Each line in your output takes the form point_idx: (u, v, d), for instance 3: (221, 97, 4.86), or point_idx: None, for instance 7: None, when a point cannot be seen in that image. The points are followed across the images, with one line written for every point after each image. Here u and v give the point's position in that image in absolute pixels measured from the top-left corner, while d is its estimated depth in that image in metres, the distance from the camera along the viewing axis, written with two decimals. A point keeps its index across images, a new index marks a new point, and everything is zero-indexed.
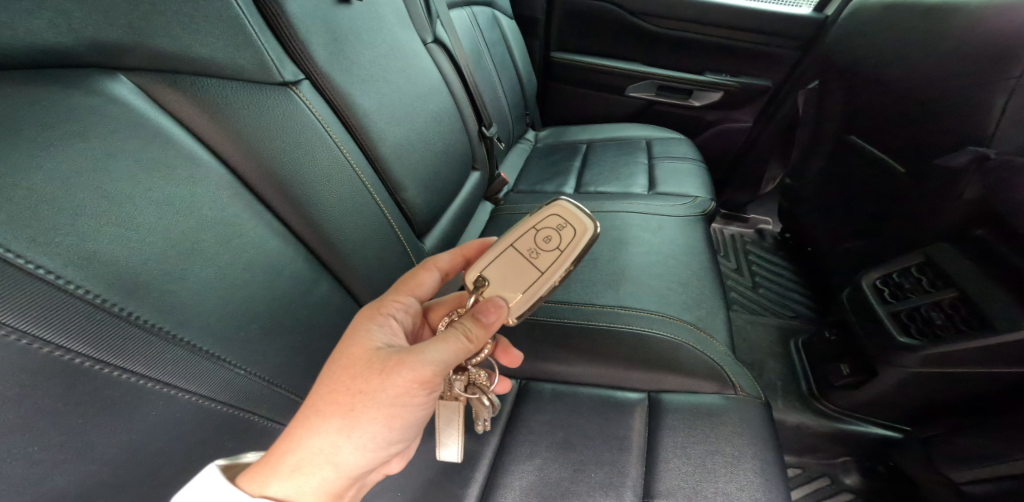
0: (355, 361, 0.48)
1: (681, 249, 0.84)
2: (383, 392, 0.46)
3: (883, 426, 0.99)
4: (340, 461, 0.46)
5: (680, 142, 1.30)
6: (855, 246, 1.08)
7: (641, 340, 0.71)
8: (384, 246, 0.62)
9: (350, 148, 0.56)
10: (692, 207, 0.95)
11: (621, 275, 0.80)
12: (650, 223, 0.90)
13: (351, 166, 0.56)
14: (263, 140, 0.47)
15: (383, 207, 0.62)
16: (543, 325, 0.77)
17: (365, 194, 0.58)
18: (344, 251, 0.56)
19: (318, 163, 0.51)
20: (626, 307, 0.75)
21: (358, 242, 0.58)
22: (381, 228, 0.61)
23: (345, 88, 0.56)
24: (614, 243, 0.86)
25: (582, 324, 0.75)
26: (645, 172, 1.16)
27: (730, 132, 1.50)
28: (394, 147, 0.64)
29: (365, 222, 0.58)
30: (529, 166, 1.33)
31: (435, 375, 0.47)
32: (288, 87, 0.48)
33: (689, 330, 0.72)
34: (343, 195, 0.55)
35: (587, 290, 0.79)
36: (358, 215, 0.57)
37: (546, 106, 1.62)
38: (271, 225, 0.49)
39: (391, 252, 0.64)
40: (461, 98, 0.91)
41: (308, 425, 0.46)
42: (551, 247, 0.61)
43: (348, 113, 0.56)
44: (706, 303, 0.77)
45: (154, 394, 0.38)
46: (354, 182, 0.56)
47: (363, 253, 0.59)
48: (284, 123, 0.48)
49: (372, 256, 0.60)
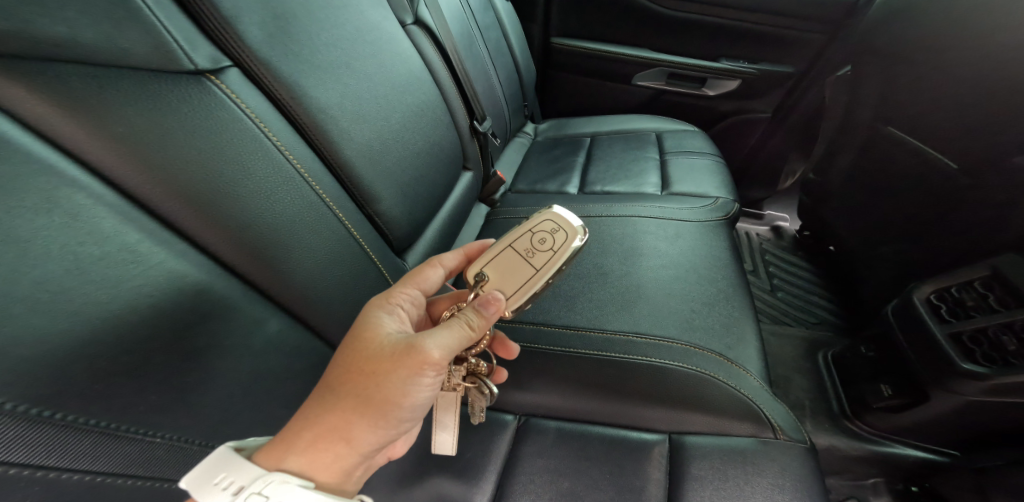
0: (365, 342, 0.42)
1: (706, 260, 0.73)
2: (396, 375, 0.40)
3: (925, 450, 0.89)
4: (355, 438, 0.40)
5: (693, 134, 1.18)
6: (893, 250, 0.96)
7: (664, 372, 0.60)
8: (350, 269, 0.51)
9: (299, 152, 0.45)
10: (714, 209, 0.83)
11: (637, 292, 0.68)
12: (667, 229, 0.78)
13: (300, 176, 0.44)
14: (166, 146, 0.36)
15: (347, 221, 0.50)
16: (543, 355, 0.65)
17: (323, 209, 0.47)
18: (296, 280, 0.45)
19: (254, 168, 0.40)
20: (644, 335, 0.63)
21: (312, 269, 0.46)
22: (347, 249, 0.50)
23: (291, 78, 0.44)
24: (625, 255, 0.74)
25: (593, 355, 0.63)
26: (657, 169, 1.04)
27: (746, 124, 1.38)
28: (362, 150, 0.52)
29: (319, 244, 0.47)
30: (527, 162, 1.22)
31: (444, 357, 0.41)
32: (205, 76, 0.37)
33: (719, 364, 0.61)
34: (289, 210, 0.43)
35: (596, 312, 0.67)
36: (312, 234, 0.46)
37: (546, 97, 1.50)
38: (188, 254, 0.38)
39: (360, 275, 0.52)
40: (448, 89, 0.79)
41: (320, 406, 0.40)
42: (546, 247, 0.53)
43: (296, 108, 0.45)
44: (739, 327, 0.65)
45: (30, 483, 0.28)
46: (305, 196, 0.45)
47: (322, 281, 0.48)
48: (192, 121, 0.37)
49: (334, 282, 0.49)
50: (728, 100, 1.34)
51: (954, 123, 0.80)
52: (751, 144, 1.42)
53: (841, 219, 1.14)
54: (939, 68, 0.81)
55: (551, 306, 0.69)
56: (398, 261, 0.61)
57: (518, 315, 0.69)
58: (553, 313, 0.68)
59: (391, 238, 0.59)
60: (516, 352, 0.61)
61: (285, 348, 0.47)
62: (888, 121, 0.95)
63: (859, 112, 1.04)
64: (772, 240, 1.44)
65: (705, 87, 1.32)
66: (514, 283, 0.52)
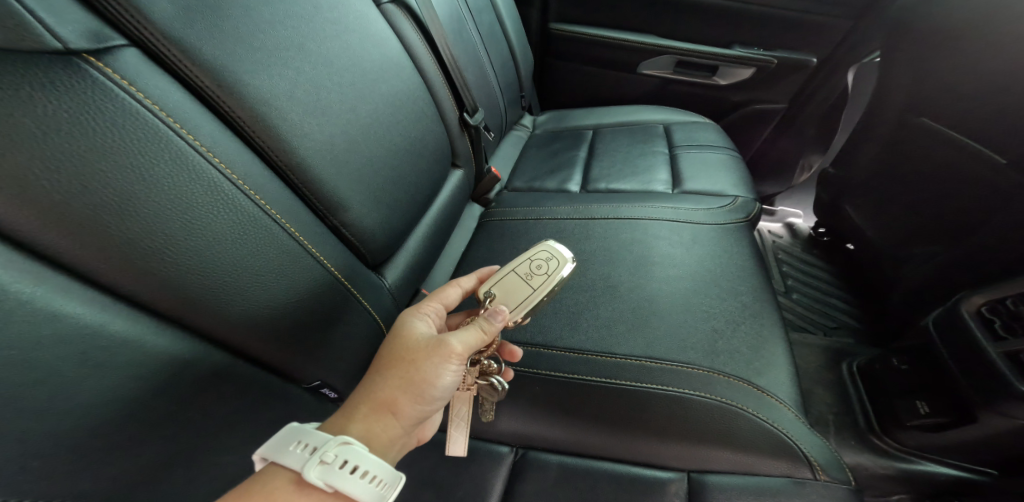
0: (403, 338, 0.44)
1: (728, 270, 0.64)
2: (432, 358, 0.41)
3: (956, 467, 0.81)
4: (402, 412, 0.41)
5: (704, 127, 1.09)
6: (928, 252, 0.87)
7: (683, 402, 0.52)
8: (305, 293, 0.42)
9: (229, 152, 0.36)
10: (734, 210, 0.74)
11: (650, 308, 0.59)
12: (681, 234, 0.69)
13: (232, 182, 0.35)
14: (22, 154, 0.26)
15: (299, 234, 0.41)
16: (544, 381, 0.56)
17: (267, 221, 0.38)
18: (229, 311, 0.36)
19: (162, 177, 0.31)
20: (659, 360, 0.54)
21: (252, 296, 0.38)
22: (303, 267, 0.41)
23: (214, 59, 0.36)
24: (636, 265, 0.65)
25: (602, 383, 0.54)
26: (667, 164, 0.95)
27: (760, 115, 1.28)
28: (321, 149, 0.44)
29: (259, 266, 0.37)
30: (524, 157, 1.14)
31: (468, 347, 0.43)
32: (80, 59, 0.28)
33: (748, 392, 0.52)
34: (217, 226, 0.34)
35: (604, 332, 0.58)
36: (251, 255, 0.37)
37: (544, 88, 1.40)
38: (69, 287, 0.29)
39: (316, 298, 0.44)
40: (434, 78, 0.70)
41: (367, 386, 0.41)
42: (542, 271, 0.54)
43: (223, 97, 0.36)
44: (769, 347, 0.56)
45: None
46: (236, 206, 0.35)
47: (265, 309, 0.39)
48: (59, 118, 0.27)
49: (283, 309, 0.40)
50: (740, 90, 1.24)
51: (1004, 112, 0.71)
52: (765, 136, 1.32)
53: (864, 216, 1.06)
54: (987, 54, 0.72)
55: (550, 325, 0.60)
56: (371, 276, 0.53)
57: (512, 333, 0.61)
58: (554, 334, 0.59)
59: (361, 251, 0.51)
60: (520, 355, 0.55)
61: (226, 389, 0.39)
62: (922, 111, 0.87)
63: (889, 101, 0.95)
64: (787, 240, 1.34)
65: (716, 76, 1.22)
66: (512, 301, 0.51)
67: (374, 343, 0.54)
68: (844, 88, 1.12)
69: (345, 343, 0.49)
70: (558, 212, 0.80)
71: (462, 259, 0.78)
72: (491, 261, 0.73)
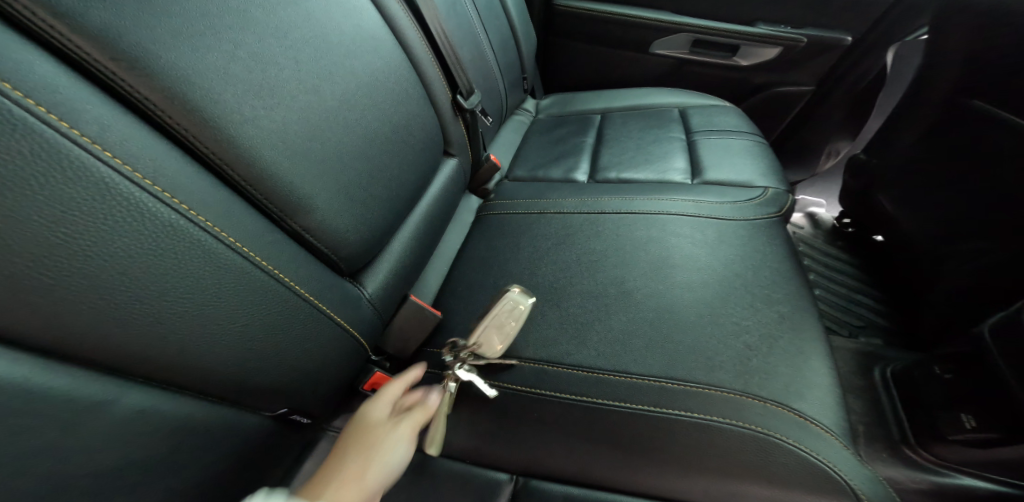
0: (359, 423, 0.46)
1: (762, 273, 0.55)
2: (388, 435, 0.45)
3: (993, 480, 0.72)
4: (364, 485, 0.40)
5: (724, 111, 1.00)
6: (979, 249, 0.78)
7: (709, 430, 0.44)
8: (250, 309, 0.35)
9: (129, 142, 0.28)
10: (764, 203, 0.66)
11: (668, 318, 0.51)
12: (705, 232, 0.60)
13: (140, 185, 0.28)
14: None
15: (236, 241, 0.34)
16: (547, 403, 0.49)
17: (189, 229, 0.30)
18: (139, 340, 0.29)
19: (26, 179, 0.23)
20: (681, 380, 0.46)
21: (173, 320, 0.31)
22: (244, 280, 0.34)
23: (106, 25, 0.28)
24: (655, 268, 0.57)
25: (614, 407, 0.46)
26: (684, 151, 0.87)
27: (783, 98, 1.18)
28: (265, 137, 0.37)
29: (179, 284, 0.30)
30: (527, 143, 1.05)
31: (417, 428, 0.47)
32: None
33: (789, 420, 0.43)
34: (110, 238, 0.27)
35: (616, 347, 0.50)
36: (168, 271, 0.30)
37: (549, 70, 1.30)
38: None
39: (265, 315, 0.37)
40: (424, 58, 0.62)
41: (329, 468, 0.41)
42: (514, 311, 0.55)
43: (122, 74, 0.29)
44: (813, 365, 0.47)
45: None
46: (140, 212, 0.28)
47: (194, 333, 0.32)
48: None
49: (220, 330, 0.34)
50: (763, 72, 1.14)
51: None
52: (788, 121, 1.22)
53: (901, 207, 0.96)
54: None
55: (554, 337, 0.53)
56: (344, 285, 0.46)
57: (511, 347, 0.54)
58: (559, 348, 0.52)
59: (326, 253, 0.43)
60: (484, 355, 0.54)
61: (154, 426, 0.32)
62: (975, 92, 0.78)
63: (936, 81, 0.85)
64: (807, 231, 1.23)
65: (737, 56, 1.12)
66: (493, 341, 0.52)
67: (348, 359, 0.47)
68: (882, 67, 1.03)
69: (307, 362, 0.42)
70: (565, 205, 0.72)
71: (456, 258, 0.71)
72: (489, 262, 0.66)
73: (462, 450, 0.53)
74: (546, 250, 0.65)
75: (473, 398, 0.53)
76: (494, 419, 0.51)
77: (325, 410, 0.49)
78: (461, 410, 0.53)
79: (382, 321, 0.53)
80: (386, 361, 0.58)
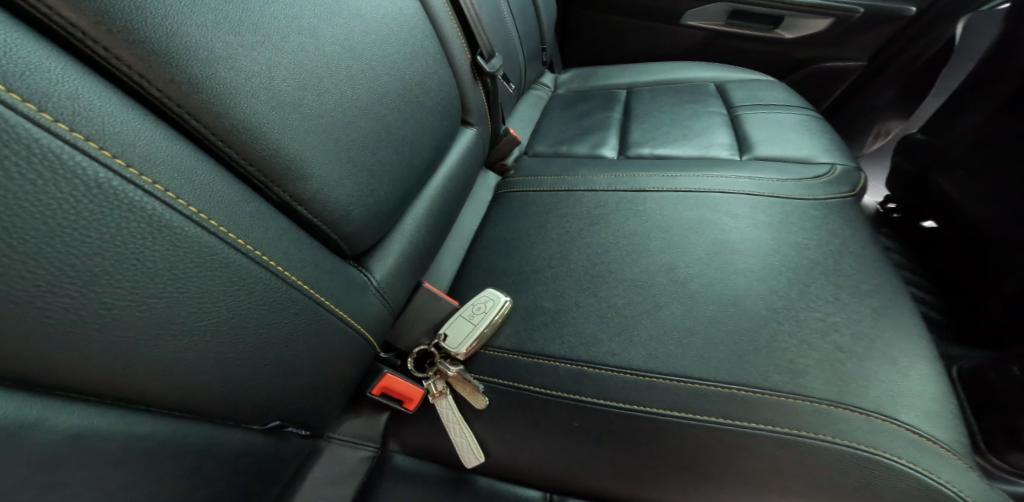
0: None
1: (843, 260, 0.46)
2: None
3: None
4: None
5: (767, 84, 0.90)
6: None
7: (798, 448, 0.35)
8: (223, 300, 0.27)
9: (30, 69, 0.20)
10: (833, 181, 0.57)
11: (734, 312, 0.43)
12: (768, 212, 0.52)
13: (50, 130, 0.20)
14: None
15: (196, 211, 0.25)
16: (590, 412, 0.41)
17: (124, 190, 0.22)
18: (60, 346, 0.21)
19: None
20: (758, 388, 0.37)
21: (115, 318, 0.23)
22: (212, 263, 0.26)
23: None
24: (711, 253, 0.48)
25: (673, 419, 0.38)
26: (727, 126, 0.77)
27: (829, 75, 1.07)
28: (243, 81, 0.29)
29: (114, 267, 0.22)
30: (547, 118, 0.96)
31: None
32: None
33: (897, 435, 0.35)
34: (8, 204, 0.19)
35: (671, 345, 0.42)
36: (98, 250, 0.21)
37: (568, 42, 1.20)
38: None
39: (245, 307, 0.28)
40: (441, 12, 0.53)
41: None
42: (480, 311, 0.49)
43: None
44: (918, 369, 0.38)
45: None
46: (45, 163, 0.19)
47: (143, 334, 0.24)
48: None
49: (184, 330, 0.26)
50: (809, 46, 1.03)
51: None
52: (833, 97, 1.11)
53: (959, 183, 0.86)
54: None
55: (594, 334, 0.45)
56: (346, 271, 0.38)
57: (543, 344, 0.46)
58: (602, 346, 0.44)
59: (323, 229, 0.35)
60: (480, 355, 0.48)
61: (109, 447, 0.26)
62: None
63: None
64: None
65: (780, 29, 1.01)
66: (457, 341, 0.47)
67: (352, 359, 0.39)
68: (949, 40, 0.92)
69: (302, 364, 0.34)
70: (597, 182, 0.63)
71: (474, 241, 0.63)
72: (512, 246, 0.58)
73: (487, 462, 0.46)
74: (578, 232, 0.56)
75: (499, 403, 0.45)
76: (525, 428, 0.44)
77: (327, 418, 0.42)
78: (485, 417, 0.45)
79: (391, 313, 0.45)
80: (397, 358, 0.50)
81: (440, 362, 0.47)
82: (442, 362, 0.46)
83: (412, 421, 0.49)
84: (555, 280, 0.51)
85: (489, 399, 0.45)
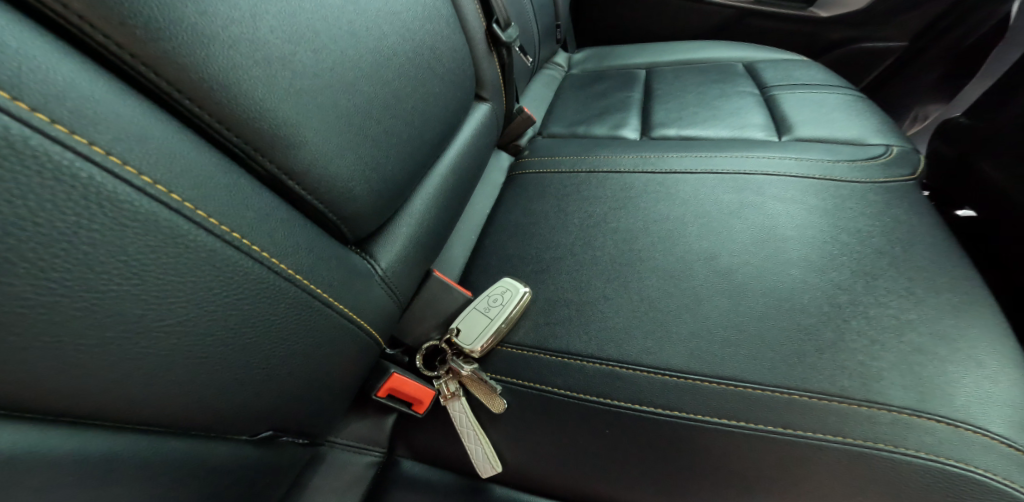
0: None
1: (911, 250, 0.41)
2: None
3: None
4: None
5: (801, 65, 0.84)
6: None
7: (873, 463, 0.30)
8: (192, 293, 0.22)
9: None
10: (890, 164, 0.51)
11: (788, 307, 0.37)
12: (819, 196, 0.46)
13: None
14: None
15: (151, 182, 0.20)
16: (625, 418, 0.36)
17: (50, 152, 0.17)
18: None
19: None
20: (824, 395, 0.32)
21: (44, 317, 0.18)
22: (175, 247, 0.21)
23: None
24: (757, 241, 0.43)
25: (723, 427, 0.33)
26: (761, 107, 0.71)
27: (864, 58, 1.00)
28: (217, 27, 0.24)
29: (39, 253, 0.17)
30: (561, 99, 0.90)
31: None
32: None
33: (992, 450, 0.30)
34: None
35: (717, 343, 0.37)
36: (15, 231, 0.16)
37: (583, 20, 1.14)
38: None
39: (220, 300, 0.23)
40: None
41: None
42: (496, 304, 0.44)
43: None
44: (1009, 374, 0.33)
45: None
46: None
47: (84, 336, 0.19)
48: None
49: (140, 331, 0.21)
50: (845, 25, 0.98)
51: None
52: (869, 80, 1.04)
53: None
54: None
55: (627, 330, 0.40)
56: (346, 257, 0.33)
57: (569, 340, 0.40)
58: (635, 344, 0.38)
59: (318, 208, 0.30)
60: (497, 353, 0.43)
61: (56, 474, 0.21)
62: None
63: None
64: None
65: (817, 8, 0.98)
66: (471, 338, 0.42)
67: (354, 358, 0.34)
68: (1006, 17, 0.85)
69: (296, 366, 0.30)
70: (623, 163, 0.58)
71: (486, 226, 0.58)
72: (530, 232, 0.52)
73: (506, 470, 0.41)
74: (603, 217, 0.51)
75: (519, 406, 0.40)
76: (550, 434, 0.39)
77: (327, 424, 0.37)
78: (503, 422, 0.41)
79: (399, 306, 0.40)
80: (404, 355, 0.46)
81: (453, 361, 0.42)
82: (455, 361, 0.42)
83: (422, 424, 0.44)
84: (579, 269, 0.46)
85: (507, 402, 0.40)
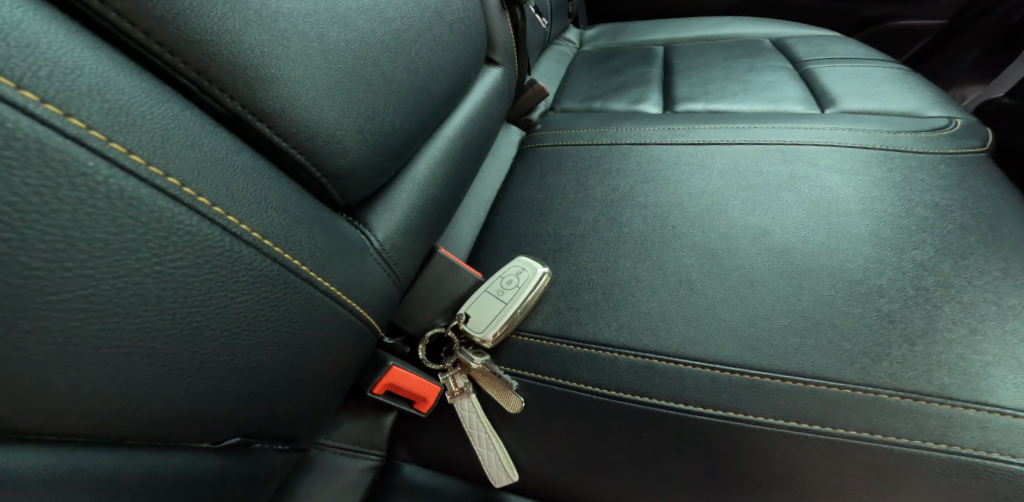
0: None
1: (999, 227, 0.35)
2: None
3: None
4: None
5: (836, 40, 0.77)
6: None
7: (986, 478, 0.25)
8: (111, 260, 0.17)
9: None
10: (957, 135, 0.45)
11: (860, 290, 0.32)
12: (881, 167, 0.40)
13: None
14: None
15: (36, 99, 0.15)
16: (668, 419, 0.30)
17: None
18: None
19: None
20: (919, 394, 0.27)
21: None
22: (80, 193, 0.15)
23: None
24: (813, 216, 0.37)
25: (791, 431, 0.28)
26: (796, 80, 0.65)
27: (898, 35, 0.94)
28: None
29: None
30: (573, 74, 0.84)
31: None
32: None
33: None
34: None
35: (776, 333, 0.31)
36: None
37: None
38: None
39: (153, 270, 0.18)
40: None
41: None
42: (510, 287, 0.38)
43: None
44: None
45: None
46: None
47: None
48: None
49: (32, 309, 0.15)
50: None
51: None
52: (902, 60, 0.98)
53: None
54: None
55: (666, 316, 0.34)
56: (336, 224, 0.27)
57: (598, 328, 0.35)
58: (677, 333, 0.33)
59: (297, 159, 0.24)
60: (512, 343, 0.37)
61: None
62: None
63: None
64: None
65: None
66: (481, 326, 0.36)
67: (343, 349, 0.29)
68: None
69: (268, 357, 0.24)
70: (648, 134, 0.52)
71: (496, 202, 0.52)
72: (547, 208, 0.47)
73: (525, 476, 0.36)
74: (630, 191, 0.45)
75: (540, 404, 0.34)
76: (578, 436, 0.33)
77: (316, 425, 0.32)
78: (521, 422, 0.35)
79: (399, 287, 0.34)
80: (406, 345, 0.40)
81: (461, 352, 0.36)
82: (463, 352, 0.36)
83: (427, 423, 0.39)
84: (605, 248, 0.40)
85: (524, 399, 0.34)
